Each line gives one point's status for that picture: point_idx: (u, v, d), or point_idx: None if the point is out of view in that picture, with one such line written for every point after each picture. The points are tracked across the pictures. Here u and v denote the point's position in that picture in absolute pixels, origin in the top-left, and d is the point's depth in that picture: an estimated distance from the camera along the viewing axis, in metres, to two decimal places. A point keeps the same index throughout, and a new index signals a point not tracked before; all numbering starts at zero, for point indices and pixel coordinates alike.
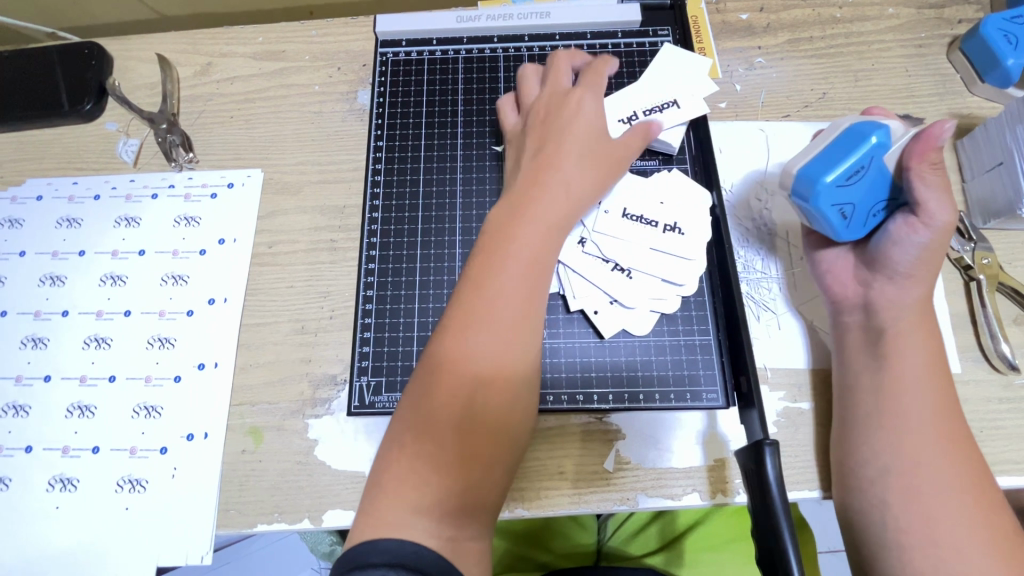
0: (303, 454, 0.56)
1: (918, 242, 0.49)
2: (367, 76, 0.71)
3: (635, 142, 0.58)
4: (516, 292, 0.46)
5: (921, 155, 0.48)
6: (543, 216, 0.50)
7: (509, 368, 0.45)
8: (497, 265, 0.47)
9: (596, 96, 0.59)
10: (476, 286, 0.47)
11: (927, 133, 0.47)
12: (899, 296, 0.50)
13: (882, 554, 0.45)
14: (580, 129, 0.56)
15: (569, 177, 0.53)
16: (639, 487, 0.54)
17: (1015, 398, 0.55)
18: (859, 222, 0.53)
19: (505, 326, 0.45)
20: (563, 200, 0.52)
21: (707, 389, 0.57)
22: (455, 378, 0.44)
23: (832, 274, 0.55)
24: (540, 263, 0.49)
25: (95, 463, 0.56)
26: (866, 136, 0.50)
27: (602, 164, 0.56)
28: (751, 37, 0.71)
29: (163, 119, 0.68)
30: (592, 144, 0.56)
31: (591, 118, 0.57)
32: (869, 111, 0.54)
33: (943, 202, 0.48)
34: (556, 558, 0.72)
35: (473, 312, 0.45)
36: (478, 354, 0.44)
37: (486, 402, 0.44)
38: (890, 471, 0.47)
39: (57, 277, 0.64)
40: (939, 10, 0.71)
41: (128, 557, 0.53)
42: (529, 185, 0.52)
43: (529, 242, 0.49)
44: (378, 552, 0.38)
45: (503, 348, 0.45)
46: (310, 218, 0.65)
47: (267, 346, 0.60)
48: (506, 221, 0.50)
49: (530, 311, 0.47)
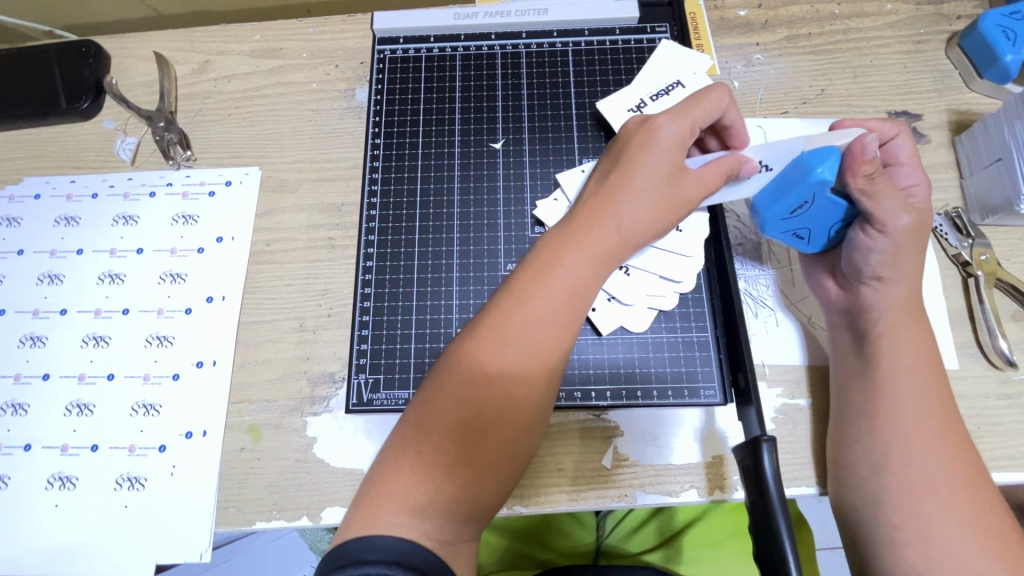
0: (302, 452, 0.56)
1: (879, 248, 0.49)
2: (364, 75, 0.71)
3: (714, 181, 0.51)
4: (555, 315, 0.44)
5: (854, 172, 0.47)
6: (595, 251, 0.46)
7: (534, 384, 0.43)
8: (540, 283, 0.45)
9: (686, 123, 0.51)
10: (516, 300, 0.44)
11: (853, 149, 0.47)
12: (879, 298, 0.51)
13: (873, 550, 0.46)
14: (654, 162, 0.49)
15: (634, 215, 0.48)
16: (638, 483, 0.54)
17: (1013, 394, 0.55)
18: (820, 237, 0.54)
19: (534, 346, 0.43)
20: (617, 238, 0.48)
21: (705, 386, 0.57)
22: (474, 385, 0.43)
23: (817, 276, 0.56)
24: (582, 292, 0.46)
25: (94, 461, 0.56)
26: (810, 171, 0.48)
27: (666, 205, 0.49)
28: (750, 34, 0.71)
29: (161, 117, 0.68)
30: (663, 180, 0.49)
31: (668, 150, 0.50)
32: (840, 126, 0.55)
33: (892, 210, 0.48)
34: (558, 556, 0.72)
35: (507, 324, 0.44)
36: (504, 364, 0.43)
37: (500, 413, 0.43)
38: (882, 468, 0.47)
39: (55, 276, 0.64)
40: (937, 6, 0.70)
41: (128, 555, 0.54)
42: (587, 216, 0.48)
43: (574, 269, 0.46)
44: (373, 550, 0.38)
45: (529, 365, 0.43)
46: (308, 216, 0.65)
47: (266, 344, 0.60)
48: (555, 246, 0.47)
49: (563, 332, 0.45)
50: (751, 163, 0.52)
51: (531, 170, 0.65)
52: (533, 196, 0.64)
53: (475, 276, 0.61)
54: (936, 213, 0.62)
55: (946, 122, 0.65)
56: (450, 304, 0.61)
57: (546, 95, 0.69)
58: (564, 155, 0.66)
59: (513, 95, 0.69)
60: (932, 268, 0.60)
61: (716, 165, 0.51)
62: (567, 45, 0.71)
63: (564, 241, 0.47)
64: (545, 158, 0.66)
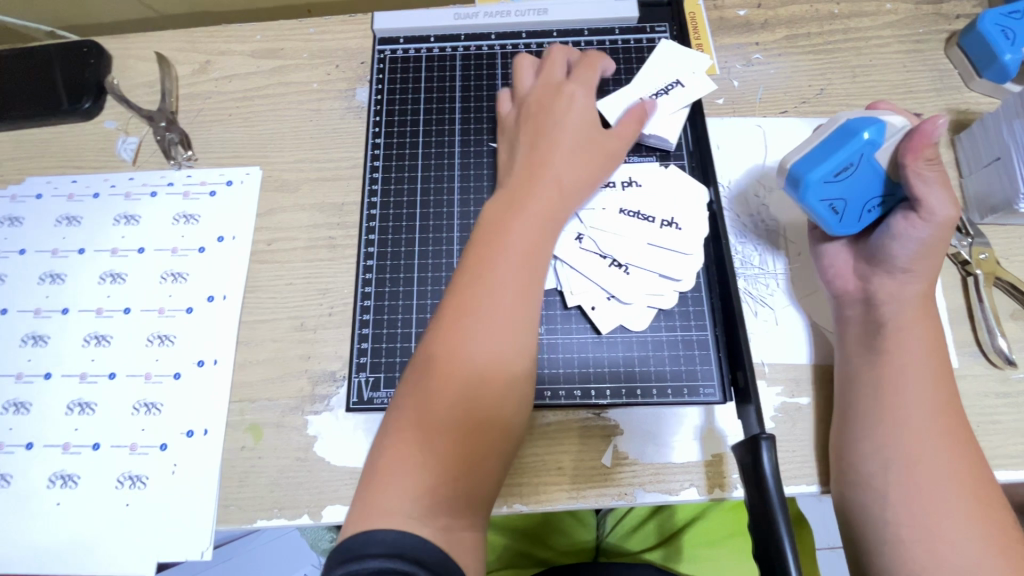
0: (303, 451, 0.56)
1: (918, 235, 0.49)
2: (365, 74, 0.71)
3: (628, 132, 0.59)
4: (512, 282, 0.47)
5: (916, 153, 0.47)
6: (538, 214, 0.51)
7: (508, 355, 0.45)
8: (495, 256, 0.48)
9: (589, 93, 0.60)
10: (475, 278, 0.47)
11: (921, 129, 0.47)
12: (899, 290, 0.51)
13: (877, 547, 0.46)
14: (574, 119, 0.57)
15: (569, 173, 0.54)
16: (638, 482, 0.54)
17: (1013, 393, 0.55)
18: (853, 217, 0.52)
19: (498, 316, 0.46)
20: (560, 195, 0.53)
21: (704, 384, 0.57)
22: (456, 366, 0.44)
23: (833, 266, 0.55)
24: (533, 256, 0.49)
25: (95, 460, 0.57)
26: (858, 132, 0.48)
27: (594, 158, 0.56)
28: (749, 34, 0.71)
29: (162, 117, 0.69)
30: (586, 141, 0.56)
31: (580, 115, 0.58)
32: (874, 107, 0.54)
33: (942, 199, 0.48)
34: (556, 554, 0.72)
35: (471, 299, 0.46)
36: (475, 340, 0.45)
37: (484, 387, 0.44)
38: (891, 464, 0.47)
39: (57, 275, 0.64)
40: (936, 6, 0.71)
41: (129, 553, 0.54)
42: (526, 181, 0.53)
43: (524, 235, 0.49)
44: (375, 543, 0.38)
45: (500, 334, 0.45)
46: (309, 215, 0.65)
47: (267, 343, 0.60)
48: (501, 216, 0.50)
49: (526, 296, 0.47)
50: (650, 107, 0.61)
51: None
52: None
53: None
54: None
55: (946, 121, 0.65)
56: None
57: None
58: None
59: None
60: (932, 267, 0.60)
61: (626, 118, 0.60)
62: (567, 45, 0.71)
63: (507, 211, 0.51)
64: None
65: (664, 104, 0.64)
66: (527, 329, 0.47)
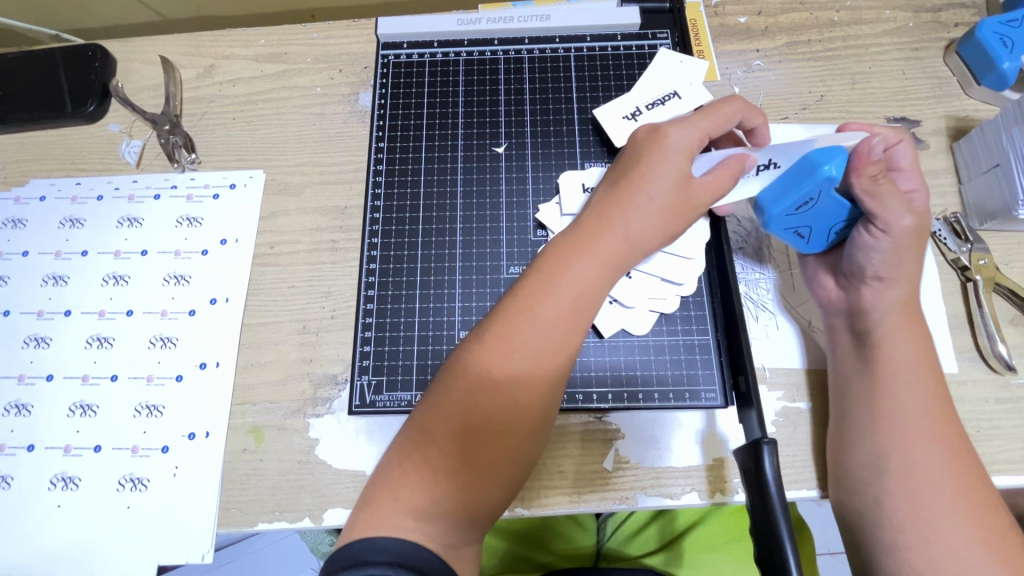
0: (304, 454, 0.56)
1: (880, 247, 0.50)
2: (368, 79, 0.72)
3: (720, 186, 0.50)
4: (557, 317, 0.45)
5: (859, 171, 0.48)
6: (600, 254, 0.47)
7: (540, 391, 0.44)
8: (543, 290, 0.45)
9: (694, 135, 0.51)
10: (520, 305, 0.45)
11: (858, 150, 0.48)
12: (879, 299, 0.51)
13: (877, 555, 0.46)
14: (667, 167, 0.49)
15: (641, 221, 0.48)
16: (638, 486, 0.54)
17: (1013, 398, 0.56)
18: (821, 238, 0.55)
19: (537, 344, 0.44)
20: (624, 242, 0.48)
21: (706, 389, 0.57)
22: (485, 393, 0.43)
23: (816, 279, 0.56)
24: (587, 295, 0.46)
25: (96, 463, 0.57)
26: (818, 168, 0.49)
27: (676, 214, 0.49)
28: (750, 40, 0.71)
29: (166, 120, 0.68)
30: (674, 188, 0.49)
31: (681, 159, 0.50)
32: (845, 128, 0.55)
33: (896, 209, 0.48)
34: (557, 558, 0.72)
35: (514, 330, 0.44)
36: (513, 372, 0.44)
37: (508, 419, 0.43)
38: (883, 471, 0.47)
39: (59, 277, 0.64)
40: (935, 14, 0.71)
41: (130, 557, 0.54)
42: (595, 219, 0.48)
43: (580, 279, 0.46)
44: (378, 550, 0.39)
45: (534, 370, 0.44)
46: (311, 219, 0.65)
47: (268, 346, 0.60)
48: (560, 255, 0.47)
49: (567, 337, 0.45)
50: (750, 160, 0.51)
51: (534, 174, 0.66)
52: (536, 200, 0.65)
53: (477, 279, 0.62)
54: (935, 218, 0.62)
55: (944, 128, 0.66)
56: (452, 308, 0.61)
57: (548, 100, 0.69)
58: (566, 159, 0.66)
59: (515, 100, 0.69)
60: (931, 274, 0.60)
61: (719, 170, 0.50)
62: (569, 51, 0.71)
63: (571, 239, 0.48)
64: (548, 161, 0.66)
65: (658, 114, 0.65)
66: (561, 358, 0.45)
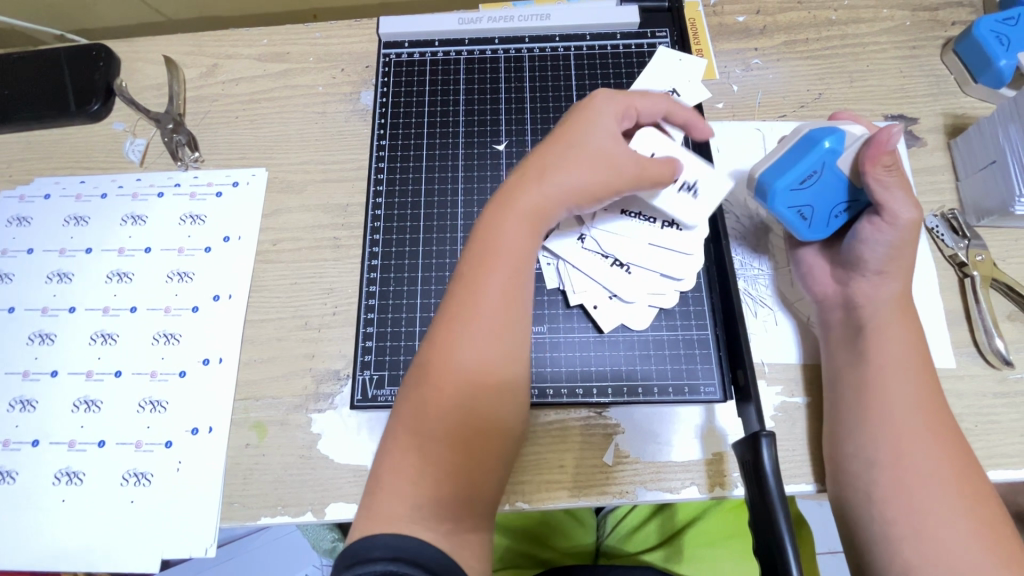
0: (307, 448, 0.57)
1: (883, 240, 0.51)
2: (370, 78, 0.72)
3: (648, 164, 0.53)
4: (499, 279, 0.47)
5: (873, 159, 0.49)
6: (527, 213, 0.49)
7: (491, 350, 0.45)
8: (482, 259, 0.48)
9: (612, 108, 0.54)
10: (464, 279, 0.47)
11: (877, 138, 0.49)
12: (875, 293, 0.52)
13: (870, 547, 0.46)
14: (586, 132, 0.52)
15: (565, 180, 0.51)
16: (639, 480, 0.54)
17: (1010, 392, 0.56)
18: (822, 222, 0.54)
19: (482, 309, 0.46)
20: (550, 199, 0.50)
21: (705, 383, 0.57)
22: (437, 361, 0.45)
23: (811, 273, 0.57)
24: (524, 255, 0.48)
25: (100, 458, 0.57)
26: (818, 142, 0.51)
27: (599, 171, 0.51)
28: (748, 39, 0.72)
29: (169, 119, 0.69)
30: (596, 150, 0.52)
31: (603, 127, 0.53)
32: (838, 116, 0.57)
33: (902, 201, 0.49)
34: (559, 554, 0.73)
35: (461, 299, 0.46)
36: (461, 335, 0.45)
37: (463, 381, 0.44)
38: (875, 462, 0.47)
39: (64, 274, 0.65)
40: (932, 13, 0.72)
41: (133, 550, 0.54)
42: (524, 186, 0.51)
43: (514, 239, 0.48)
44: (382, 546, 0.39)
45: (481, 330, 0.46)
46: (313, 216, 0.66)
47: (271, 342, 0.61)
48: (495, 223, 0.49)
49: (513, 298, 0.47)
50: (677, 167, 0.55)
51: None
52: None
53: None
54: (932, 214, 0.62)
55: (941, 125, 0.66)
56: None
57: (548, 98, 0.70)
58: None
59: (515, 98, 0.70)
60: (929, 270, 0.60)
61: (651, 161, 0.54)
62: (569, 50, 0.72)
63: (503, 208, 0.50)
64: None
65: None
66: (509, 317, 0.46)
